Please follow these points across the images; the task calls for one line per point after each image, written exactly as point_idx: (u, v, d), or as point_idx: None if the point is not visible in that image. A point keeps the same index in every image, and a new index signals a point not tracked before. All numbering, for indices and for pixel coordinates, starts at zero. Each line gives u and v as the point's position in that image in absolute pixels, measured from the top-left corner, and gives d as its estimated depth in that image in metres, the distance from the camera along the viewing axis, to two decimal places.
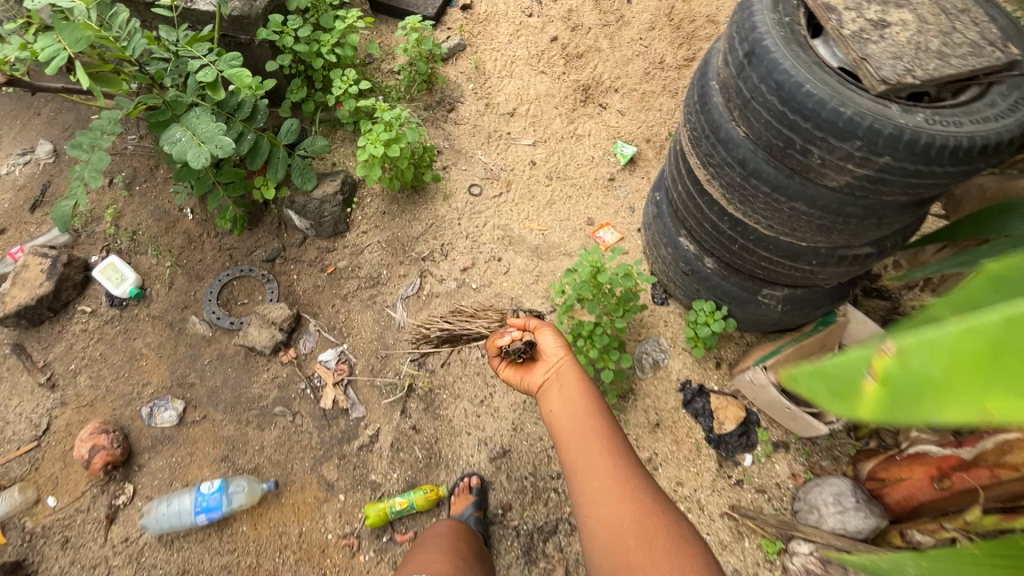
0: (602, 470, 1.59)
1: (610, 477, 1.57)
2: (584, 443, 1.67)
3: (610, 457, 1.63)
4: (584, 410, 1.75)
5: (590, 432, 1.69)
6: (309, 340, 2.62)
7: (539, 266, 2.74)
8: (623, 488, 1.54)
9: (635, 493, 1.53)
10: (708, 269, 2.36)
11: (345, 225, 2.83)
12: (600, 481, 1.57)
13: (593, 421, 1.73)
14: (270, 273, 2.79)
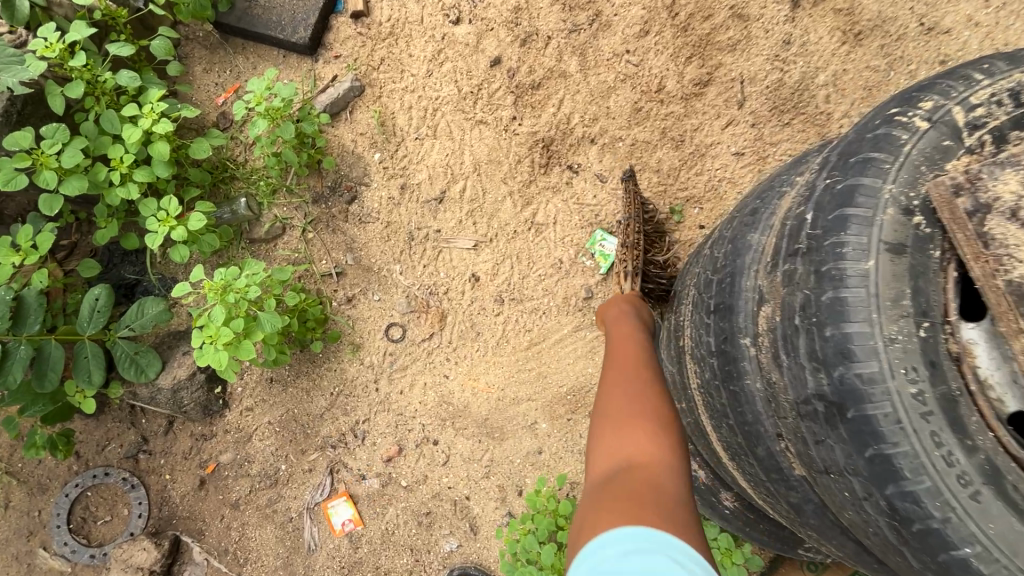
0: (630, 395, 1.12)
1: (625, 402, 1.11)
2: (615, 366, 1.28)
3: (646, 390, 1.15)
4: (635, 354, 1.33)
5: (632, 360, 1.29)
6: (195, 574, 2.01)
7: (491, 449, 1.99)
8: (632, 413, 1.06)
9: (653, 421, 1.05)
10: (727, 508, 1.60)
11: (221, 403, 2.05)
12: (614, 419, 1.07)
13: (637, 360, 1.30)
14: (133, 475, 2.08)
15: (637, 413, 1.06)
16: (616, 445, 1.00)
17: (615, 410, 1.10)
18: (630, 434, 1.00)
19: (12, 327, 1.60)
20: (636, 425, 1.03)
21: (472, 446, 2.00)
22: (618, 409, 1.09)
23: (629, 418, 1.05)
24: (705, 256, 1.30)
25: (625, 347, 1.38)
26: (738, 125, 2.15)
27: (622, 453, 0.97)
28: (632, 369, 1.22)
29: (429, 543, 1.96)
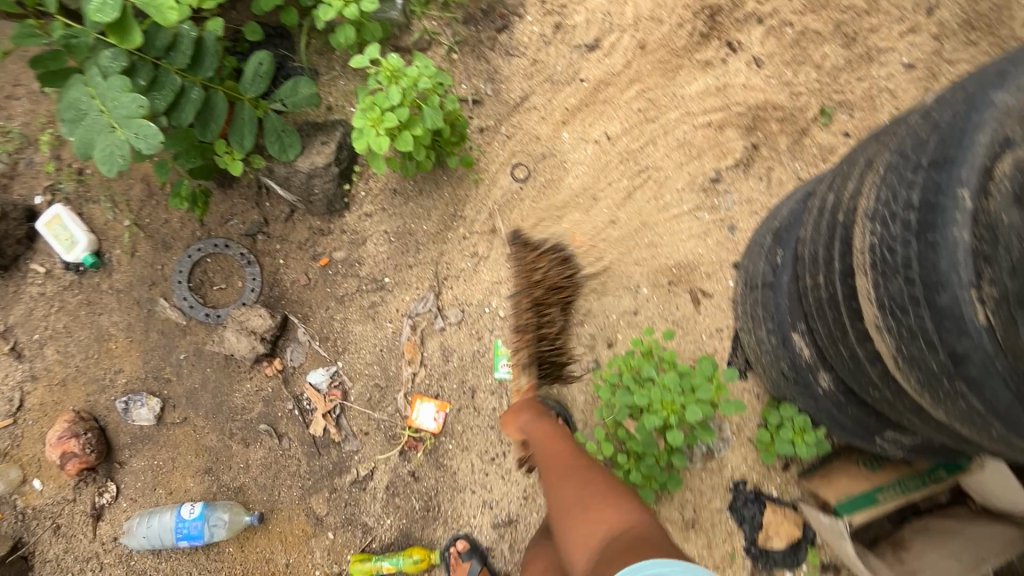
0: (569, 488, 1.46)
1: (576, 491, 1.43)
2: (557, 476, 1.53)
3: (600, 491, 1.41)
4: (570, 460, 1.58)
5: (566, 456, 1.60)
6: (297, 351, 2.19)
7: (589, 301, 2.08)
8: (575, 497, 1.41)
9: (609, 491, 1.40)
10: (820, 388, 1.70)
11: (343, 203, 2.13)
12: (580, 505, 1.37)
13: (578, 465, 1.54)
14: (250, 253, 2.21)
15: (592, 497, 1.39)
16: (582, 519, 1.33)
17: (569, 491, 1.44)
18: (599, 517, 1.31)
19: (188, 67, 1.65)
20: (608, 504, 1.34)
21: (571, 294, 2.09)
22: (586, 499, 1.38)
23: (591, 500, 1.38)
24: (909, 124, 1.28)
25: (555, 449, 1.63)
26: (919, 34, 2.04)
27: (586, 516, 1.33)
28: (559, 444, 1.67)
29: (515, 372, 2.10)
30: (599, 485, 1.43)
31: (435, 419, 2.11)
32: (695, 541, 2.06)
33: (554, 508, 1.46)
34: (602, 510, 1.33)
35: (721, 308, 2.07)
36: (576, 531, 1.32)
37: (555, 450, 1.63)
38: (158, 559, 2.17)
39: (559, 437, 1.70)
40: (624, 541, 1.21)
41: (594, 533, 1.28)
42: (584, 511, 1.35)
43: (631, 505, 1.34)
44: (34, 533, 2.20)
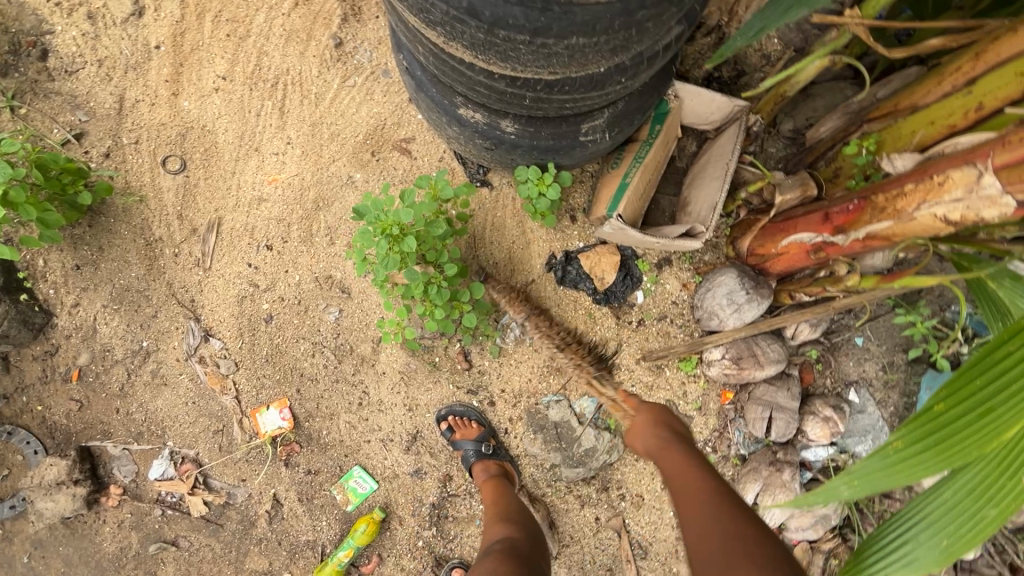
0: (698, 518, 1.37)
1: (702, 504, 1.40)
2: (684, 505, 1.43)
3: (747, 535, 1.27)
4: (690, 471, 1.52)
5: (694, 486, 1.47)
6: (123, 465, 2.04)
7: (323, 219, 2.05)
8: (702, 517, 1.36)
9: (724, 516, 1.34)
10: (511, 134, 1.79)
11: (42, 312, 1.95)
12: (721, 536, 1.28)
13: (716, 500, 1.39)
14: (4, 423, 2.00)
15: (726, 522, 1.31)
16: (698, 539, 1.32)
17: (693, 505, 1.41)
18: (743, 564, 1.19)
19: None
20: (751, 555, 1.20)
21: (305, 226, 2.05)
22: (711, 537, 1.30)
23: (736, 552, 1.23)
24: None
25: (688, 480, 1.50)
26: None
27: (709, 546, 1.28)
28: (679, 457, 1.59)
29: (315, 323, 2.07)
30: (744, 524, 1.30)
31: (283, 416, 2.07)
32: (558, 327, 2.19)
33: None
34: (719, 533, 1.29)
35: (429, 140, 2.10)
36: (711, 562, 1.25)
37: (671, 456, 1.60)
38: None
39: (692, 463, 1.55)
40: None
41: (738, 573, 1.18)
42: (724, 539, 1.27)
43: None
44: None
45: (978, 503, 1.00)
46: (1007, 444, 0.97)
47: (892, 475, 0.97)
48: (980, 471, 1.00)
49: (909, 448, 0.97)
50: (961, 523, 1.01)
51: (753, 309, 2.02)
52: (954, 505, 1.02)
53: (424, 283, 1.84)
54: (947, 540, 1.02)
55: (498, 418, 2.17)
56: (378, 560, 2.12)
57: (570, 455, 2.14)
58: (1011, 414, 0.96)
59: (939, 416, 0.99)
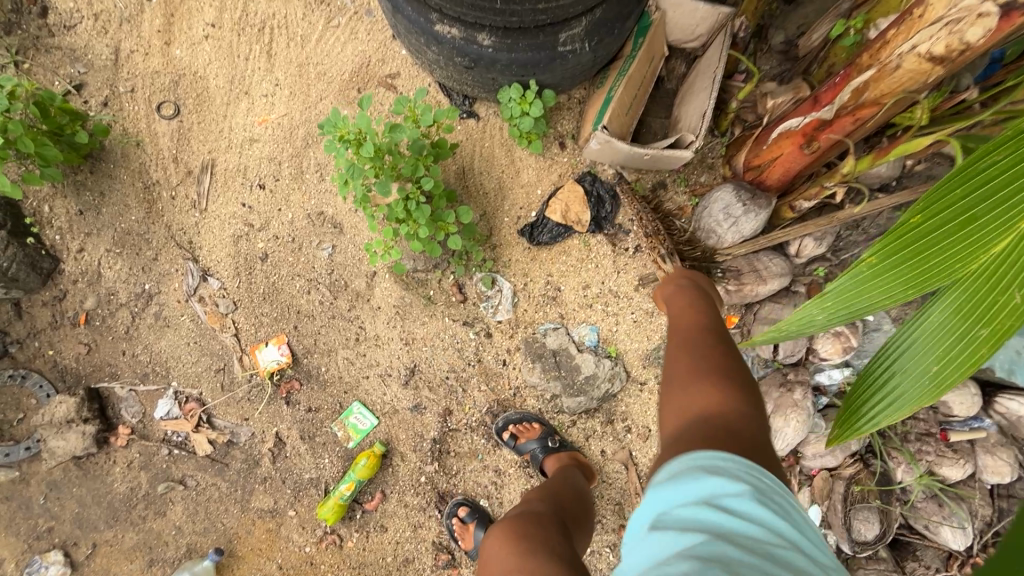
0: (680, 356, 1.22)
1: (696, 355, 1.19)
2: (676, 359, 1.22)
3: (720, 361, 1.16)
4: (705, 344, 1.23)
5: (695, 335, 1.28)
6: (131, 406, 2.09)
7: (313, 156, 2.08)
8: (685, 351, 1.23)
9: (712, 376, 1.12)
10: (489, 48, 1.78)
11: (49, 257, 2.02)
12: (676, 373, 1.17)
13: (704, 335, 1.28)
14: (18, 368, 2.07)
15: (699, 363, 1.16)
16: (686, 408, 1.07)
17: (682, 352, 1.23)
18: (698, 391, 1.08)
19: None
20: (710, 393, 1.07)
21: (295, 164, 2.08)
22: (680, 375, 1.15)
23: (690, 378, 1.13)
24: None
25: (689, 322, 1.35)
26: None
27: (679, 380, 1.14)
28: (694, 313, 1.38)
29: (310, 260, 2.09)
30: (731, 380, 1.11)
31: (282, 352, 2.09)
32: (552, 257, 2.16)
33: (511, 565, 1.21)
34: (706, 393, 1.07)
35: (413, 74, 2.11)
36: (674, 392, 1.13)
37: (687, 317, 1.37)
38: None
39: (705, 321, 1.34)
40: (713, 420, 1.00)
41: (678, 394, 1.12)
42: (695, 366, 1.16)
43: (731, 396, 1.06)
44: None
45: (965, 323, 0.89)
46: (996, 259, 0.83)
47: (867, 290, 1.01)
48: (968, 291, 0.87)
49: (882, 263, 0.97)
50: (949, 345, 0.92)
51: (750, 220, 1.95)
52: (948, 332, 0.92)
53: (404, 201, 1.84)
54: (938, 366, 0.95)
55: (495, 352, 2.14)
56: (381, 496, 2.11)
57: (570, 384, 2.10)
58: (992, 227, 0.82)
59: (913, 230, 0.92)
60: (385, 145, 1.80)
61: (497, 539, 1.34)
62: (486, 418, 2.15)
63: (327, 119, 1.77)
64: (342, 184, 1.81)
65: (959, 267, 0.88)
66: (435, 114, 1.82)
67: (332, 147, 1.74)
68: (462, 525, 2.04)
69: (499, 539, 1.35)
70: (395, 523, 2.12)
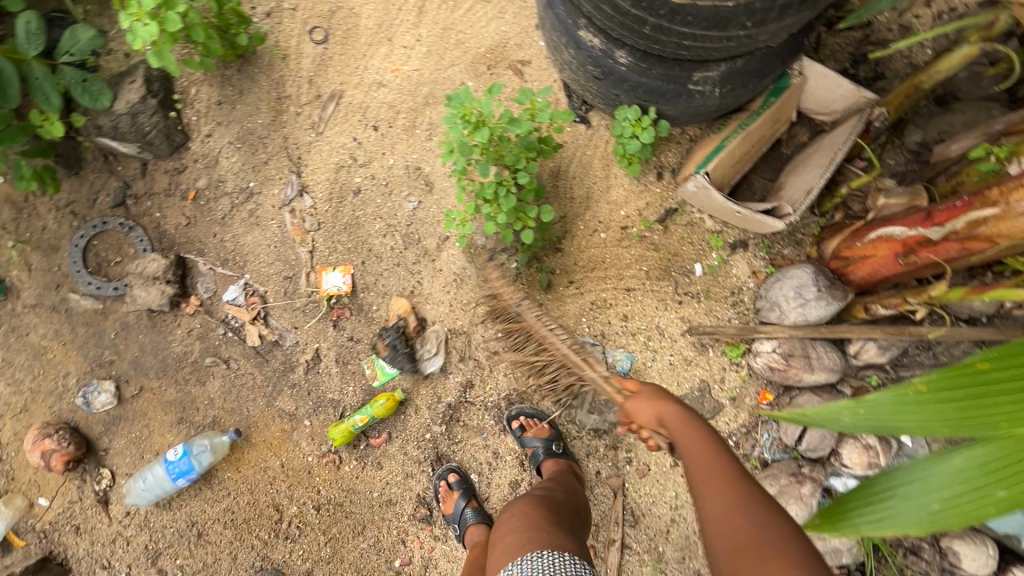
0: (719, 516, 1.13)
1: (734, 526, 1.10)
2: (704, 491, 1.19)
3: (771, 529, 1.06)
4: (743, 501, 1.13)
5: (741, 505, 1.12)
6: (206, 283, 2.33)
7: (428, 115, 2.21)
8: (735, 533, 1.08)
9: (762, 524, 1.07)
10: (623, 67, 1.84)
11: (182, 133, 2.27)
12: (744, 542, 1.06)
13: (722, 490, 1.16)
14: (128, 219, 2.35)
15: (742, 523, 1.09)
16: None
17: (733, 529, 1.09)
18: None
19: None
20: (771, 547, 1.02)
21: (410, 117, 2.22)
22: (733, 539, 1.08)
23: (749, 548, 1.04)
24: None
25: (707, 476, 1.21)
26: None
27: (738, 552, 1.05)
28: (704, 448, 1.26)
29: (395, 208, 2.24)
30: (783, 531, 1.05)
31: (344, 281, 2.26)
32: (612, 277, 2.21)
33: (518, 531, 1.46)
34: (776, 556, 1.00)
35: (542, 67, 2.18)
36: (726, 560, 1.07)
37: (697, 460, 1.24)
38: (173, 510, 2.31)
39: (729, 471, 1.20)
40: None
41: None
42: (741, 528, 1.08)
43: (790, 554, 1.00)
44: (60, 541, 2.35)
45: (987, 483, 0.89)
46: None
47: (904, 412, 0.94)
48: (1002, 452, 0.88)
49: (934, 391, 0.92)
50: (958, 493, 0.91)
51: (819, 307, 1.93)
52: (961, 480, 0.91)
53: (497, 185, 1.93)
54: (953, 498, 0.91)
55: (530, 346, 2.23)
56: (387, 437, 2.27)
57: (589, 400, 2.17)
58: None
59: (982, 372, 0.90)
60: (498, 129, 1.90)
61: (518, 510, 1.57)
62: (502, 403, 2.25)
63: (455, 93, 1.88)
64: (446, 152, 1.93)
65: (1004, 427, 0.88)
66: (554, 116, 1.89)
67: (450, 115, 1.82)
68: (447, 489, 2.18)
69: (509, 514, 1.60)
70: (391, 465, 2.28)
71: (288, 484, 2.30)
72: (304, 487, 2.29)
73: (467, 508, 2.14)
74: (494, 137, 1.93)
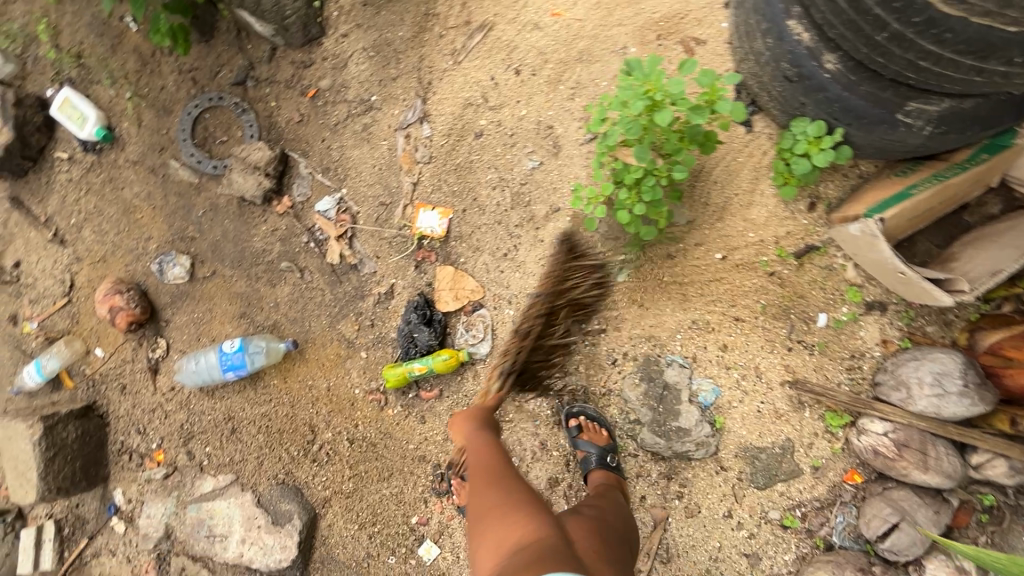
0: (486, 491, 1.39)
1: (488, 496, 1.37)
2: (478, 477, 1.45)
3: (513, 504, 1.32)
4: (512, 484, 1.39)
5: (484, 489, 1.39)
6: (302, 186, 2.25)
7: (576, 72, 2.01)
8: (494, 504, 1.34)
9: (523, 507, 1.31)
10: (827, 73, 1.57)
11: (319, 26, 2.15)
12: (479, 515, 1.33)
13: (489, 477, 1.43)
14: (243, 101, 2.27)
15: (500, 501, 1.34)
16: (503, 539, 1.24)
17: (487, 506, 1.36)
18: (505, 523, 1.27)
19: None
20: (516, 519, 1.27)
21: (557, 70, 2.02)
22: (485, 508, 1.34)
23: (493, 510, 1.32)
24: None
25: (483, 458, 1.50)
26: None
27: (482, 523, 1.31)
28: (487, 449, 1.54)
29: (512, 162, 2.08)
30: (529, 510, 1.30)
31: (439, 224, 2.14)
32: (722, 300, 2.00)
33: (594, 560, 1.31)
34: (513, 527, 1.25)
35: (717, 52, 1.93)
36: (475, 530, 1.32)
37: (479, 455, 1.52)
38: (214, 399, 2.31)
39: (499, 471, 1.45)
40: (523, 554, 1.18)
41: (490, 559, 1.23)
42: (491, 502, 1.35)
43: (513, 521, 1.27)
44: (105, 395, 2.39)
45: None
46: None
47: None
48: None
49: None
50: None
51: (959, 405, 1.69)
52: None
53: (644, 173, 1.73)
54: None
55: (610, 347, 2.07)
56: (438, 394, 2.18)
57: (659, 422, 2.00)
58: None
59: None
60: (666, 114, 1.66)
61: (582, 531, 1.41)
62: (564, 396, 2.11)
63: (637, 61, 1.61)
64: (600, 122, 1.70)
65: None
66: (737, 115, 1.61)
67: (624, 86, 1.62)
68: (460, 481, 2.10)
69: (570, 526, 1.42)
70: (433, 423, 2.19)
71: (328, 409, 2.25)
72: (343, 417, 2.24)
73: None
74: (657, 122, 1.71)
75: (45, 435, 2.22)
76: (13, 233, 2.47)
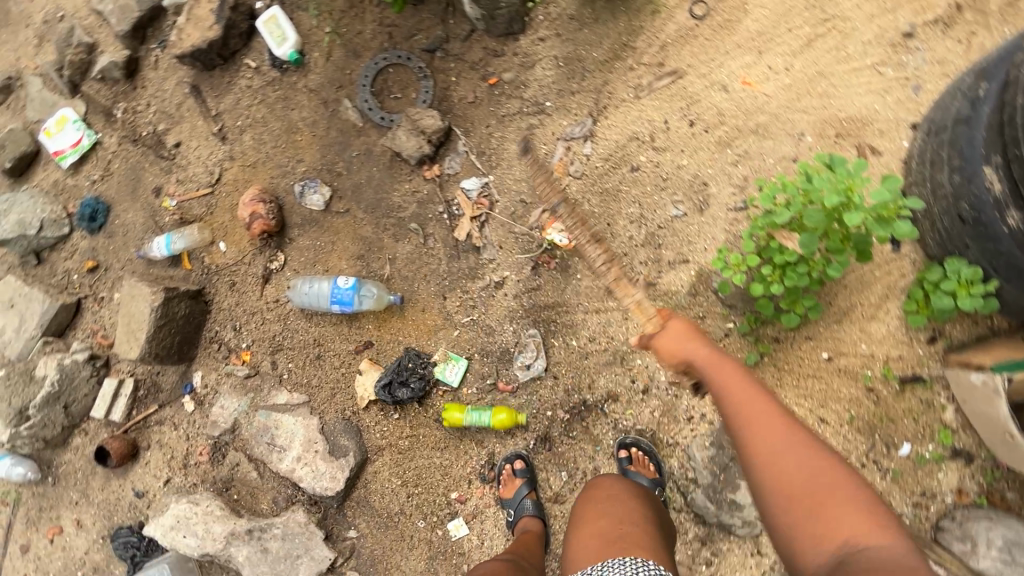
0: (791, 449, 1.12)
1: (798, 466, 1.09)
2: (755, 426, 1.18)
3: (836, 480, 1.06)
4: (808, 446, 1.12)
5: (766, 422, 1.17)
6: (455, 161, 2.39)
7: (747, 142, 2.08)
8: (806, 484, 1.07)
9: (828, 477, 1.07)
10: (1005, 229, 1.56)
11: (522, 24, 2.27)
12: (800, 485, 1.07)
13: (778, 423, 1.17)
14: (427, 67, 2.42)
15: (808, 471, 1.08)
16: (816, 532, 1.02)
17: (776, 475, 1.11)
18: (841, 513, 1.01)
19: None
20: (854, 511, 1.01)
21: (730, 134, 2.10)
22: (788, 480, 1.09)
23: (816, 499, 1.05)
24: None
25: (751, 397, 1.23)
26: None
27: (803, 494, 1.06)
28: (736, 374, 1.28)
29: (658, 205, 2.16)
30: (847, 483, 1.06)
31: (569, 237, 2.24)
32: (814, 397, 2.04)
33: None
34: (860, 527, 0.99)
35: (889, 167, 1.98)
36: (780, 502, 1.08)
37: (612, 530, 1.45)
38: (310, 323, 2.46)
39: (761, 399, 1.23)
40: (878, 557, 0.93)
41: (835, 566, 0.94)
42: (811, 474, 1.08)
43: (865, 513, 1.01)
44: (214, 286, 2.57)
45: None
46: None
47: None
48: None
49: None
50: None
51: None
52: None
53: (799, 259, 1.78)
54: None
55: (691, 405, 2.13)
56: (513, 390, 2.27)
57: (715, 489, 2.04)
58: None
59: None
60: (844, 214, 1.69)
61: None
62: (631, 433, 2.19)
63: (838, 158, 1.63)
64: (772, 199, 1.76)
65: None
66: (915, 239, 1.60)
67: (825, 187, 1.62)
68: (511, 474, 2.22)
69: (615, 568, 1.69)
70: None
71: None
72: None
73: (527, 499, 2.16)
74: (836, 226, 1.72)
75: (161, 305, 2.40)
76: (183, 116, 2.67)
